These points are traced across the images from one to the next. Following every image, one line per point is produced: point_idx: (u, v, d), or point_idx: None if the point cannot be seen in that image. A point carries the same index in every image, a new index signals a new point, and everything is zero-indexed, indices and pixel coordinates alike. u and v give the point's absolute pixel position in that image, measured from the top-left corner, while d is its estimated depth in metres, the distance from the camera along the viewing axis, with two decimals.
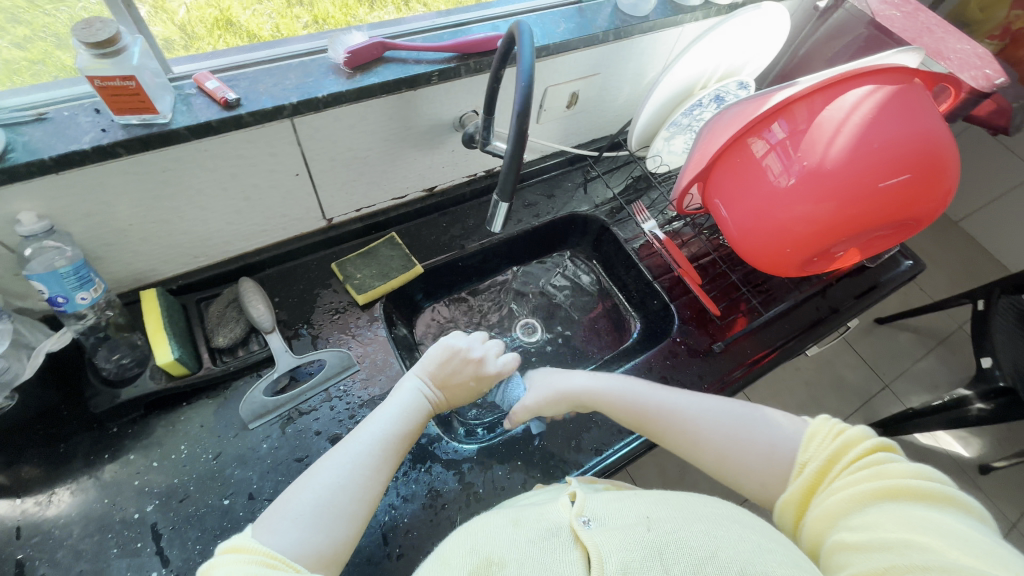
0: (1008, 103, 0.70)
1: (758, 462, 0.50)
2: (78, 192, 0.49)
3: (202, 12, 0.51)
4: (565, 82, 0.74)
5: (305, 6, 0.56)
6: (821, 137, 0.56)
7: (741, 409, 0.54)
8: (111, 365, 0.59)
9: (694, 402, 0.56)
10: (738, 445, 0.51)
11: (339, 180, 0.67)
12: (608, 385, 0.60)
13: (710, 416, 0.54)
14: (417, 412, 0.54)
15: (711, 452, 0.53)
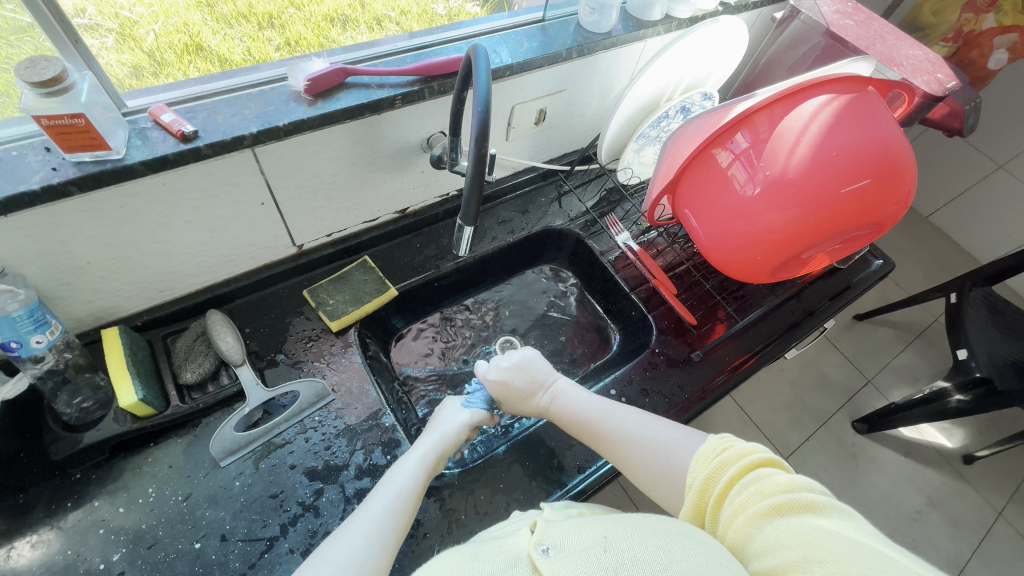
0: (960, 105, 0.72)
1: (663, 479, 0.50)
2: (29, 233, 0.48)
3: (172, 38, 0.49)
4: (532, 100, 0.75)
5: (276, 28, 0.55)
6: (783, 146, 0.57)
7: (654, 427, 0.54)
8: (72, 409, 0.57)
9: (621, 419, 0.57)
10: (648, 462, 0.52)
11: (306, 208, 0.66)
12: (564, 399, 0.61)
13: (626, 435, 0.55)
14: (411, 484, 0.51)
15: (630, 468, 0.54)
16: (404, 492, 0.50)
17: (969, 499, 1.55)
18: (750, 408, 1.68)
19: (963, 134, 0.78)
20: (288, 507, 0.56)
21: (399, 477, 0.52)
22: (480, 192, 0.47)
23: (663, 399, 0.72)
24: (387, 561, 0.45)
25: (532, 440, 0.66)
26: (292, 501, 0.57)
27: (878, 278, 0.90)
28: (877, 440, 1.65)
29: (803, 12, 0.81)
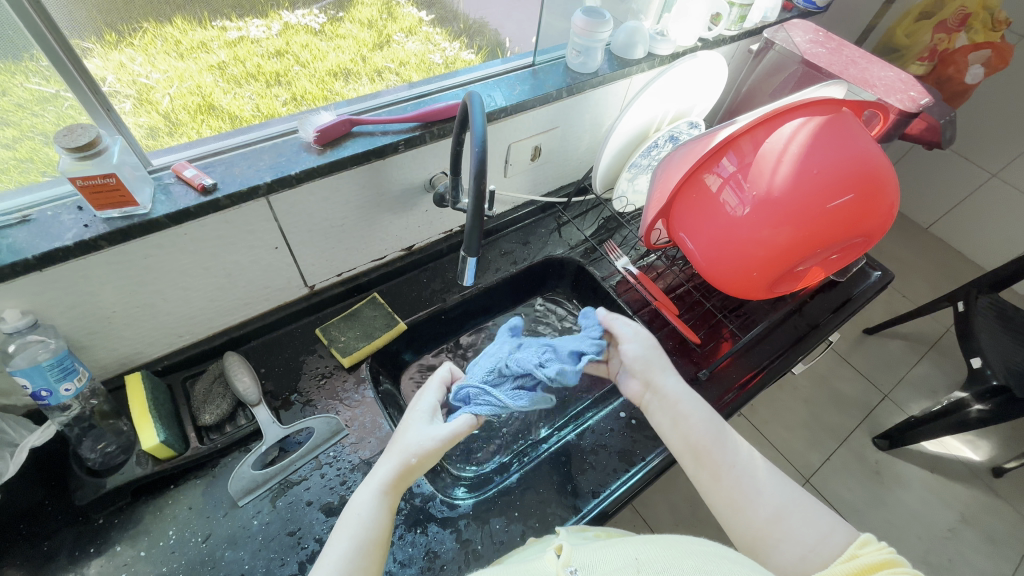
0: (936, 120, 0.75)
1: (812, 536, 0.47)
2: (63, 287, 0.51)
3: (185, 100, 0.54)
4: (527, 138, 0.79)
5: (283, 85, 0.61)
6: (766, 166, 0.60)
7: (793, 493, 0.52)
8: (97, 454, 0.58)
9: (760, 467, 0.54)
10: (801, 513, 0.50)
11: (317, 250, 0.69)
12: (694, 406, 0.58)
13: (771, 484, 0.52)
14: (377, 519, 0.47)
15: (766, 509, 0.50)
16: (361, 536, 0.46)
17: (1002, 514, 1.50)
18: (767, 428, 1.65)
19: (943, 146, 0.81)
20: (305, 544, 0.57)
21: (353, 517, 0.47)
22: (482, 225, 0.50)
23: None
24: None
25: (544, 468, 0.66)
26: (309, 538, 0.57)
27: (877, 289, 0.92)
28: (902, 457, 1.61)
29: (778, 44, 0.85)
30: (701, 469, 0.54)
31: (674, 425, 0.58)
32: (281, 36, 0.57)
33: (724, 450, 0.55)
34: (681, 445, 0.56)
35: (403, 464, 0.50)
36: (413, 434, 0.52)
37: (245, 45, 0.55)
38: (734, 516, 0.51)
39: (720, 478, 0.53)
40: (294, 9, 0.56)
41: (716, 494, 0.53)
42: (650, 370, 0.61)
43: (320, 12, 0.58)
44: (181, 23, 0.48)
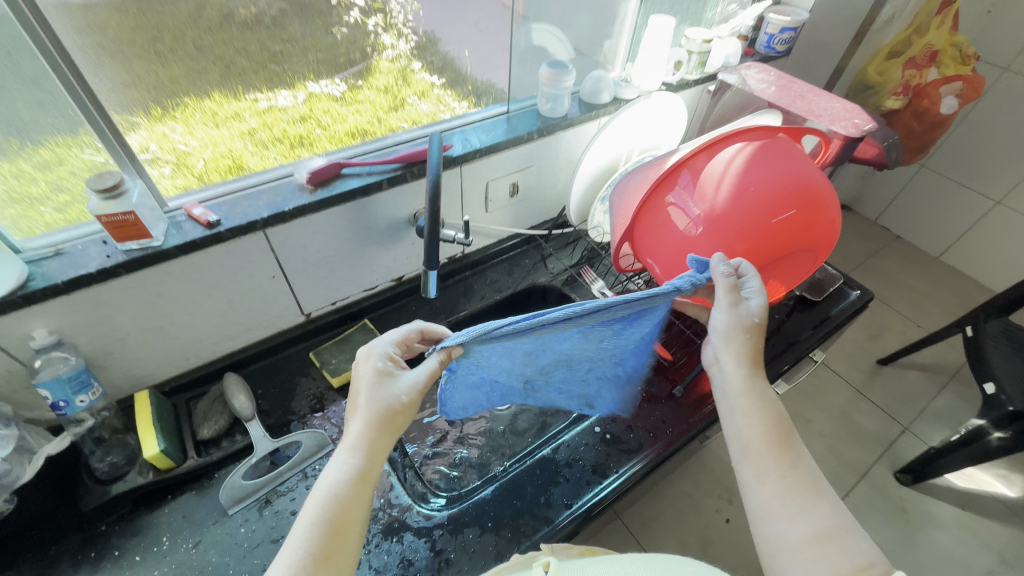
0: (879, 143, 0.79)
1: (845, 565, 0.43)
2: (85, 309, 0.59)
3: (218, 162, 0.69)
4: (503, 176, 0.87)
5: (306, 146, 0.75)
6: (709, 188, 0.65)
7: (848, 524, 0.46)
8: (105, 464, 0.63)
9: (815, 487, 0.49)
10: (844, 542, 0.45)
11: (312, 280, 0.77)
12: (761, 402, 0.54)
13: (819, 505, 0.47)
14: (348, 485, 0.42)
15: (803, 525, 0.46)
16: (333, 503, 0.41)
17: None
18: None
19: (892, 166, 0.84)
20: None
21: (320, 486, 0.42)
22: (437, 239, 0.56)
23: (648, 434, 0.74)
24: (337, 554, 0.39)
25: (519, 480, 0.68)
26: None
27: (857, 307, 0.94)
28: (928, 493, 1.53)
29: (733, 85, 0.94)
30: (745, 464, 0.52)
31: (731, 416, 0.55)
32: (305, 104, 0.73)
33: (783, 457, 0.50)
34: (735, 436, 0.54)
35: (376, 422, 0.45)
36: (380, 389, 0.47)
37: (273, 113, 0.70)
38: (764, 520, 0.49)
39: (763, 481, 0.50)
40: (318, 81, 0.72)
41: (754, 493, 0.50)
42: (726, 346, 0.57)
43: (341, 82, 0.74)
44: (218, 97, 0.65)
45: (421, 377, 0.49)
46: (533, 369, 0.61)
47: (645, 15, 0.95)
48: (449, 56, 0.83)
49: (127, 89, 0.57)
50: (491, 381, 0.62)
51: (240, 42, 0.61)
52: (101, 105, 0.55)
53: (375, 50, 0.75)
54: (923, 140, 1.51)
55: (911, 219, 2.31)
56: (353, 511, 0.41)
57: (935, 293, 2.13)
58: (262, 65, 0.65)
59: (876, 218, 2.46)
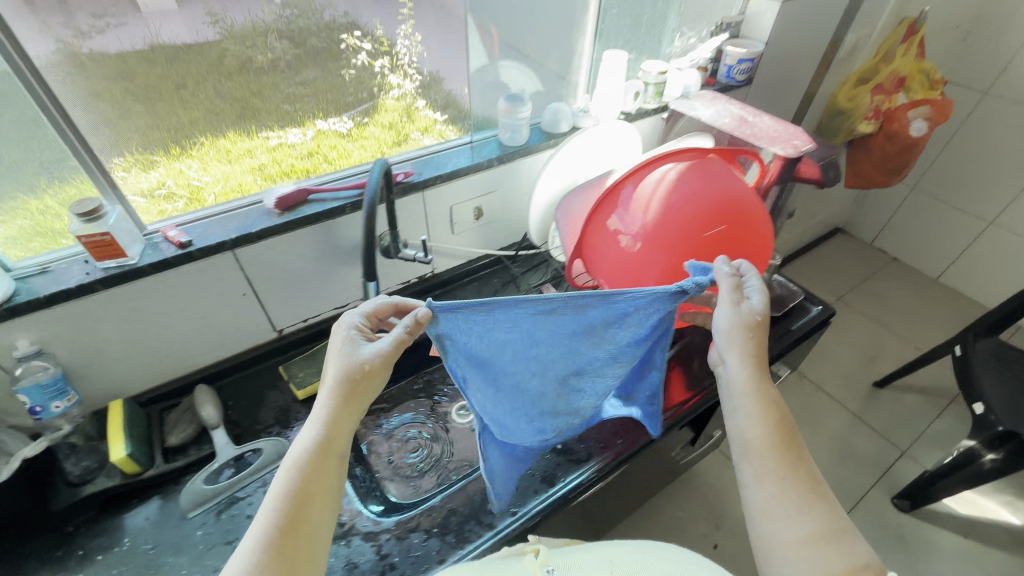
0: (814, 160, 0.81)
1: (837, 567, 0.46)
2: (64, 322, 0.64)
3: (227, 195, 0.78)
4: (467, 200, 0.92)
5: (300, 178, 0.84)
6: (641, 206, 0.70)
7: (843, 527, 0.48)
8: (77, 468, 0.67)
9: (814, 489, 0.51)
10: (839, 545, 0.47)
11: (281, 297, 0.82)
12: (763, 404, 0.55)
13: (817, 509, 0.49)
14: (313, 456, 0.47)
15: (799, 527, 0.49)
16: (299, 471, 0.45)
17: None
18: None
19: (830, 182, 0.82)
20: None
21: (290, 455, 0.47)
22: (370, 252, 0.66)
23: (597, 444, 0.77)
24: (305, 518, 0.44)
25: (468, 488, 0.71)
26: None
27: (816, 323, 0.96)
28: (927, 520, 1.47)
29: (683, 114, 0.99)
30: (745, 463, 0.54)
31: (735, 415, 0.56)
32: (313, 141, 0.83)
33: (783, 458, 0.52)
34: (738, 436, 0.56)
35: (340, 395, 0.49)
36: (345, 362, 0.51)
37: (284, 150, 0.80)
38: (761, 519, 0.51)
39: (763, 481, 0.52)
40: (328, 119, 0.82)
41: (753, 492, 0.52)
42: (730, 345, 0.58)
43: (349, 120, 0.84)
44: (236, 136, 0.75)
45: (389, 349, 0.52)
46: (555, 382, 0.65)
47: (600, 49, 1.02)
48: (451, 93, 0.93)
49: (121, 144, 0.67)
50: (509, 392, 0.64)
51: (259, 85, 0.73)
52: (97, 157, 0.65)
53: (383, 90, 0.85)
54: (896, 164, 1.56)
55: (906, 241, 2.31)
56: (318, 479, 0.46)
57: (933, 314, 2.11)
58: (274, 107, 0.76)
59: (872, 241, 2.45)
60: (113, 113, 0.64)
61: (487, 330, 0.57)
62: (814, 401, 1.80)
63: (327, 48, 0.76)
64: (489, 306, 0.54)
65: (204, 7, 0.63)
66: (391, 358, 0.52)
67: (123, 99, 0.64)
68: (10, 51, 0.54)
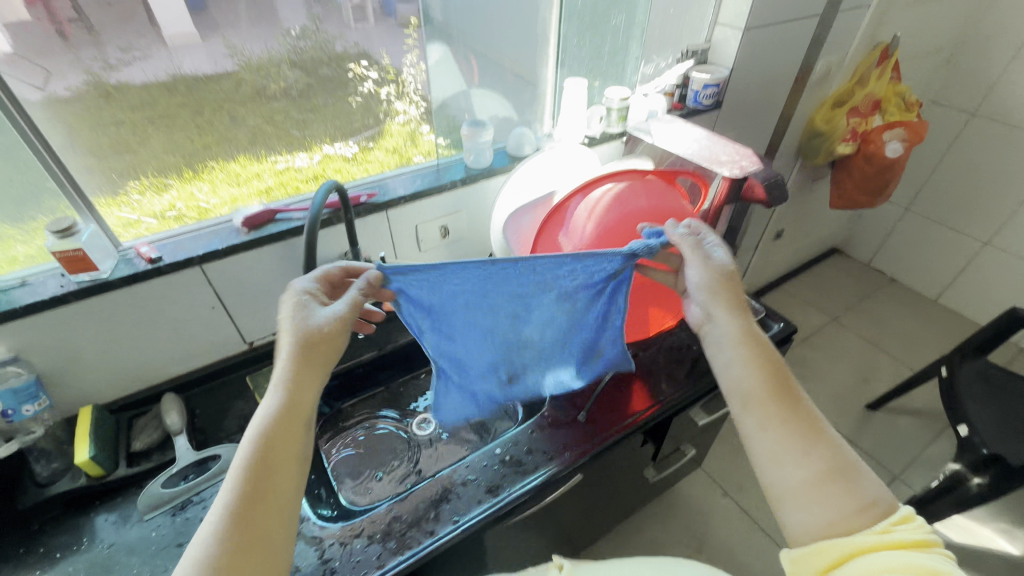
0: (760, 180, 0.83)
1: (848, 505, 0.49)
2: (38, 331, 0.69)
3: (194, 213, 0.84)
4: (432, 219, 0.96)
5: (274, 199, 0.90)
6: (580, 223, 0.73)
7: (846, 459, 0.52)
8: (46, 469, 0.71)
9: (818, 428, 0.54)
10: (845, 479, 0.51)
11: (250, 311, 0.86)
12: (756, 351, 0.59)
13: (824, 446, 0.53)
14: (281, 413, 0.49)
15: (807, 470, 0.51)
16: (268, 428, 0.48)
17: None
18: None
19: (779, 202, 0.84)
20: None
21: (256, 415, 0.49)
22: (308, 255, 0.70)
23: (544, 456, 0.79)
24: (279, 473, 0.47)
25: (415, 496, 0.73)
26: None
27: (778, 339, 0.97)
28: None
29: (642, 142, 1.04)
30: (748, 414, 0.56)
31: (729, 367, 0.59)
32: (320, 164, 0.93)
33: (784, 403, 0.55)
34: (735, 387, 0.58)
35: (300, 353, 0.51)
36: (300, 324, 0.53)
37: (290, 173, 0.90)
38: (770, 466, 0.54)
39: (767, 428, 0.54)
40: (334, 144, 0.92)
41: (758, 441, 0.55)
42: (714, 303, 0.62)
43: (354, 144, 0.94)
44: (243, 160, 0.84)
45: (344, 312, 0.55)
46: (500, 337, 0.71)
47: (562, 77, 1.08)
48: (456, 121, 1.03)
49: (103, 173, 0.74)
50: (457, 340, 0.70)
51: (271, 110, 0.82)
52: (82, 191, 0.73)
53: (388, 115, 0.95)
54: (878, 182, 1.57)
55: (903, 261, 2.28)
56: (289, 429, 0.49)
57: (930, 336, 2.07)
58: (285, 132, 0.86)
59: (869, 261, 2.44)
60: (99, 152, 0.72)
61: (438, 284, 0.62)
62: None
63: (337, 76, 0.86)
64: (448, 263, 0.59)
65: (223, 40, 0.73)
66: (347, 320, 0.56)
67: (99, 137, 0.71)
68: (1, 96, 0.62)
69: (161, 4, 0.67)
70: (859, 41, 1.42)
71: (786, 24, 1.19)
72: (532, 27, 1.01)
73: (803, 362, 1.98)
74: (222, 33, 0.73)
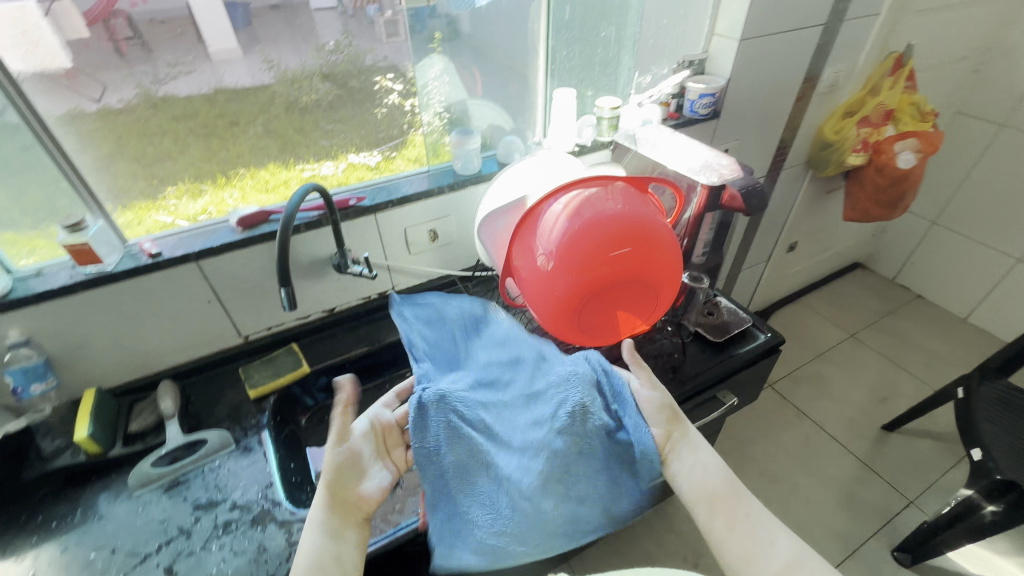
0: (736, 190, 0.85)
1: None
2: (48, 317, 0.76)
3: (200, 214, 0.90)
4: (421, 223, 1.00)
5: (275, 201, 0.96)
6: (551, 225, 0.75)
7: (801, 547, 0.57)
8: (52, 446, 0.79)
9: (772, 521, 0.60)
10: (812, 565, 0.55)
11: (245, 306, 0.92)
12: (711, 459, 0.67)
13: (786, 535, 0.58)
14: (331, 512, 0.59)
15: (778, 560, 0.55)
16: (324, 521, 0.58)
17: None
18: None
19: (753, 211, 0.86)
20: (168, 531, 0.70)
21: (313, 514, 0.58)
22: (285, 263, 0.71)
23: None
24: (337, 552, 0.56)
25: None
26: (173, 526, 0.71)
27: (763, 348, 0.95)
28: None
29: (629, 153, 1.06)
30: (715, 516, 0.61)
31: (692, 474, 0.66)
32: (345, 172, 1.00)
33: (737, 500, 0.62)
34: (700, 491, 0.64)
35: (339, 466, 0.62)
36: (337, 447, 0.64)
37: (317, 179, 0.97)
38: (742, 568, 0.57)
39: (733, 526, 0.59)
40: (359, 153, 1.00)
41: (729, 542, 0.59)
42: (665, 417, 0.72)
43: (378, 153, 1.01)
44: (273, 167, 0.92)
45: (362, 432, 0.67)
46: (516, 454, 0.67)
47: (553, 87, 1.11)
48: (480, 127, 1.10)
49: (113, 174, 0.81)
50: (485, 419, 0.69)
51: (304, 122, 0.91)
52: (98, 197, 0.81)
53: (411, 127, 1.03)
54: (891, 196, 1.54)
55: (930, 277, 2.19)
56: (343, 521, 0.59)
57: (957, 357, 1.97)
58: (314, 142, 0.94)
59: (894, 277, 2.34)
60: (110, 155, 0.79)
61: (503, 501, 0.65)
62: (815, 442, 1.70)
63: (366, 88, 0.94)
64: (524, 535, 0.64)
65: (262, 54, 0.82)
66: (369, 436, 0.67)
67: (135, 147, 0.80)
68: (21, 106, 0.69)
69: (209, 23, 0.76)
70: (868, 52, 1.37)
71: (786, 34, 1.18)
72: (524, 39, 1.04)
73: (817, 379, 1.91)
74: (261, 48, 0.81)
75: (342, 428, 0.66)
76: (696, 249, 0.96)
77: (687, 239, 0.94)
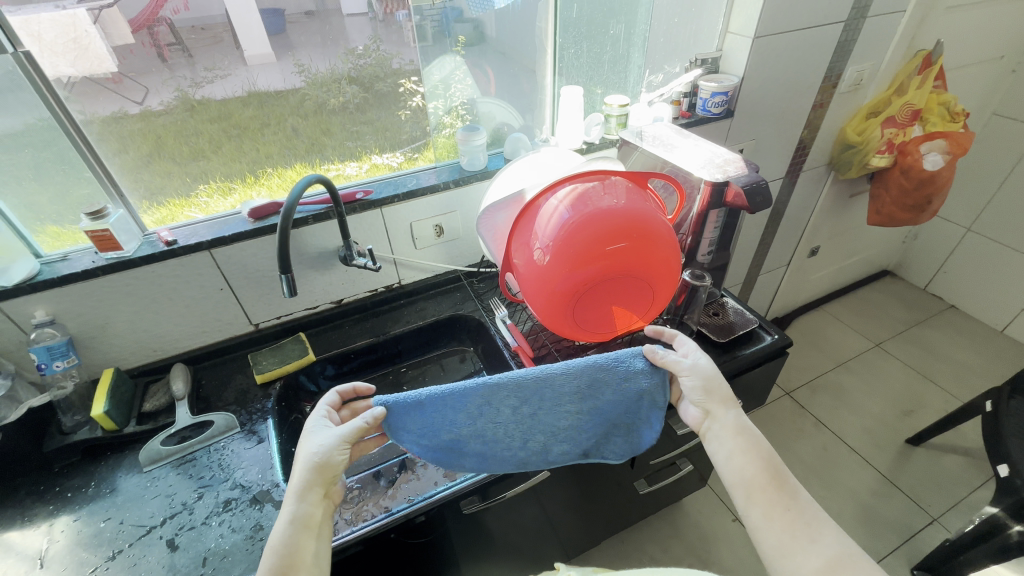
0: (739, 187, 0.83)
1: None
2: (71, 299, 0.81)
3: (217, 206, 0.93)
4: (426, 219, 1.02)
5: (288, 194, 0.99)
6: (545, 222, 0.75)
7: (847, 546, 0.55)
8: (71, 421, 0.83)
9: (818, 516, 0.58)
10: (855, 566, 0.54)
11: (254, 295, 0.95)
12: (756, 442, 0.65)
13: (832, 532, 0.57)
14: (307, 509, 0.57)
15: (819, 559, 0.55)
16: (298, 516, 0.56)
17: None
18: None
19: (758, 208, 0.83)
20: (173, 505, 0.74)
21: (287, 507, 0.57)
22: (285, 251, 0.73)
23: None
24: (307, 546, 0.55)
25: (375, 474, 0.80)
26: (178, 501, 0.74)
27: (768, 351, 0.93)
28: None
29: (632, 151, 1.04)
30: (752, 505, 0.61)
31: (731, 458, 0.65)
32: (367, 172, 1.02)
33: (782, 491, 0.60)
34: (738, 479, 0.63)
35: (315, 464, 0.59)
36: (314, 442, 0.61)
37: (340, 177, 0.99)
38: (780, 560, 0.57)
39: (771, 518, 0.59)
40: (381, 153, 1.02)
41: (765, 533, 0.59)
42: (710, 399, 0.69)
43: (400, 153, 1.04)
44: (299, 167, 0.96)
45: (350, 431, 0.62)
46: (508, 436, 0.70)
47: (561, 84, 1.12)
48: (499, 129, 1.12)
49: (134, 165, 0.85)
50: (476, 411, 0.68)
51: (331, 122, 0.94)
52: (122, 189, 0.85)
53: (434, 128, 1.05)
54: (916, 200, 1.49)
55: (963, 286, 2.09)
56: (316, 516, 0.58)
57: (991, 370, 1.87)
58: (337, 142, 0.96)
59: (926, 286, 2.24)
60: None
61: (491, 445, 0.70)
62: (832, 453, 1.64)
63: (391, 91, 0.97)
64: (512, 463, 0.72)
65: (293, 59, 0.85)
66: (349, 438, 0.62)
67: (171, 147, 0.84)
68: (55, 107, 0.73)
69: (243, 31, 0.80)
70: (895, 51, 1.32)
71: (805, 32, 1.16)
72: (532, 38, 1.05)
73: (838, 389, 1.85)
74: (293, 53, 0.85)
75: (359, 431, 0.62)
76: (701, 248, 0.95)
77: (691, 237, 0.93)
